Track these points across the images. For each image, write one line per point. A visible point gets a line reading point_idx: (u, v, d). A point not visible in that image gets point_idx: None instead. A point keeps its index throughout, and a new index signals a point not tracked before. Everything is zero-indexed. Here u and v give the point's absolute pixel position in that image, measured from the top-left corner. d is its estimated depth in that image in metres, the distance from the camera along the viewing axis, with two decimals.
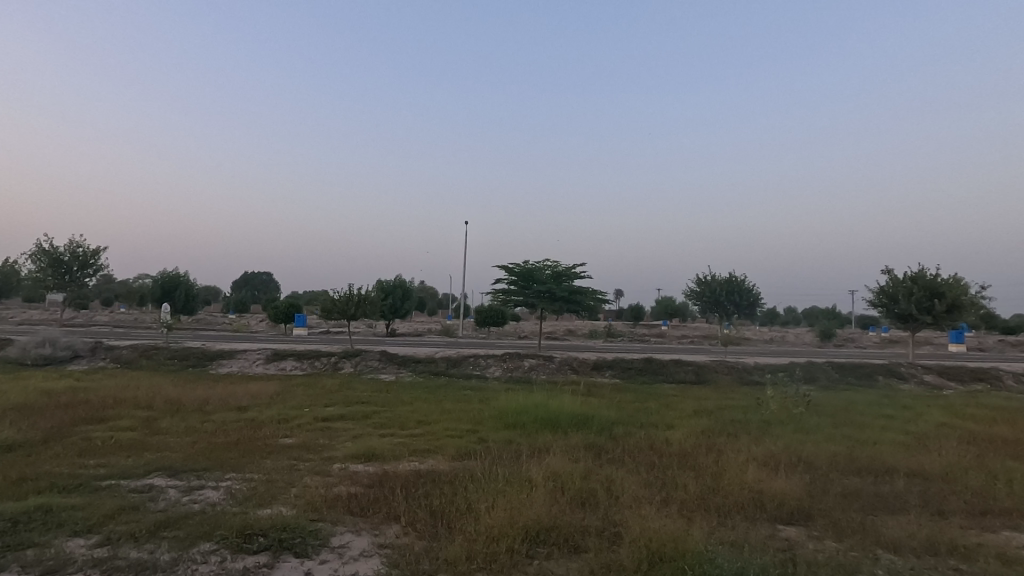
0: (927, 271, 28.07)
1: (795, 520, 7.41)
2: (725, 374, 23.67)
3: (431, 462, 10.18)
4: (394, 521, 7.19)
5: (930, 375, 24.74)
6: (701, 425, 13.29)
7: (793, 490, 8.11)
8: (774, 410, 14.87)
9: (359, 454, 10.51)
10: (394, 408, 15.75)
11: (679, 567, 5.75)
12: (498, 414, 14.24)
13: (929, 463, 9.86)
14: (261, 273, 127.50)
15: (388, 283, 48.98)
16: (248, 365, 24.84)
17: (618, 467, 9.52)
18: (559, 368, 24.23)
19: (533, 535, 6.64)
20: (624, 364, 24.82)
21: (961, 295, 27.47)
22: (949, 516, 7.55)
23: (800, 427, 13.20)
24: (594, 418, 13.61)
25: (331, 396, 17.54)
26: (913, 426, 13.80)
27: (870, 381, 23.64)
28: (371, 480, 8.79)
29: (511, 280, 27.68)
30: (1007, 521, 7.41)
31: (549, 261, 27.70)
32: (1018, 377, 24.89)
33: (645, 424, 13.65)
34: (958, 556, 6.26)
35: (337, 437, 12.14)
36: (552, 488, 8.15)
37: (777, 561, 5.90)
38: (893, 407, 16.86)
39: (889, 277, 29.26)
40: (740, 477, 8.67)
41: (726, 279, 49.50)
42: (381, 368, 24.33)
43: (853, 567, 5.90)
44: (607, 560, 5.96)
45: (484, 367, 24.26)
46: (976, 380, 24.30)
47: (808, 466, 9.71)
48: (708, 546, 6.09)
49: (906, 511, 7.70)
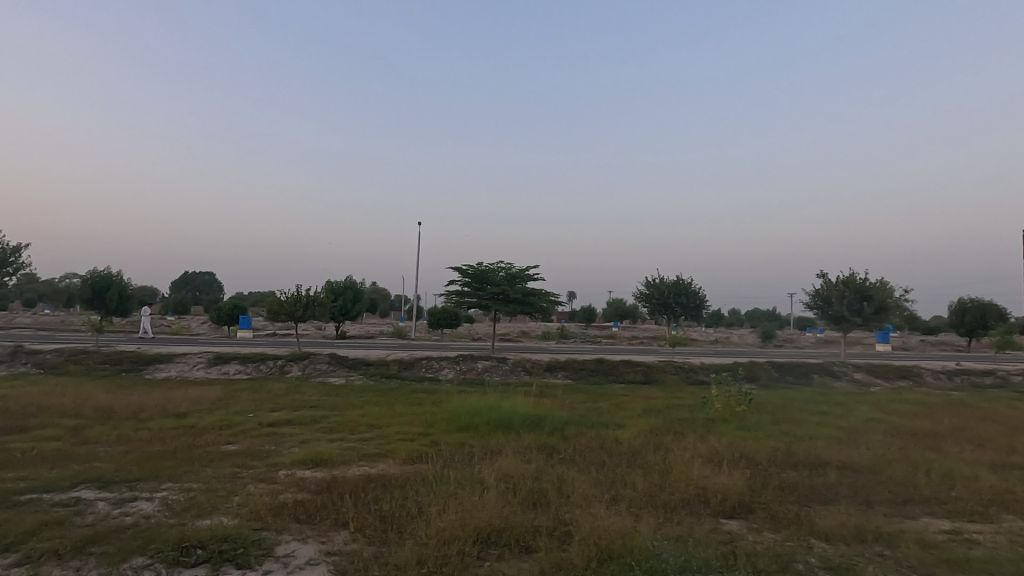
0: (857, 275, 29.88)
1: (736, 513, 7.74)
2: (672, 374, 24.40)
3: (382, 466, 10.01)
4: (343, 527, 7.05)
5: (861, 373, 26.28)
6: (649, 424, 13.62)
7: (735, 485, 8.45)
8: (718, 410, 15.43)
9: (306, 459, 10.20)
10: (345, 411, 15.40)
11: (625, 563, 5.90)
12: (451, 416, 14.18)
13: (858, 456, 10.47)
14: (204, 274, 120.87)
15: (338, 283, 47.48)
16: (188, 369, 23.69)
17: (570, 467, 9.64)
18: (513, 369, 24.28)
19: (484, 535, 6.65)
20: (576, 364, 25.15)
21: (888, 297, 29.22)
22: (875, 505, 8.05)
23: (743, 425, 13.77)
24: (547, 419, 13.74)
25: (277, 401, 16.94)
26: (843, 421, 14.60)
27: (806, 379, 24.93)
28: (319, 485, 8.58)
29: (465, 282, 27.57)
30: (925, 508, 7.97)
31: (503, 262, 27.77)
32: (936, 372, 26.87)
33: (596, 423, 13.92)
34: (883, 543, 6.68)
35: (284, 442, 11.76)
36: (503, 489, 8.20)
37: (719, 554, 6.12)
38: (827, 403, 17.82)
39: (824, 280, 30.95)
40: (685, 474, 8.97)
41: (674, 280, 50.90)
42: (331, 371, 23.73)
43: (788, 556, 6.19)
44: (557, 560, 6.02)
45: (437, 369, 24.08)
46: (900, 377, 26.04)
47: (749, 461, 10.15)
48: (655, 542, 6.28)
49: (837, 501, 8.17)
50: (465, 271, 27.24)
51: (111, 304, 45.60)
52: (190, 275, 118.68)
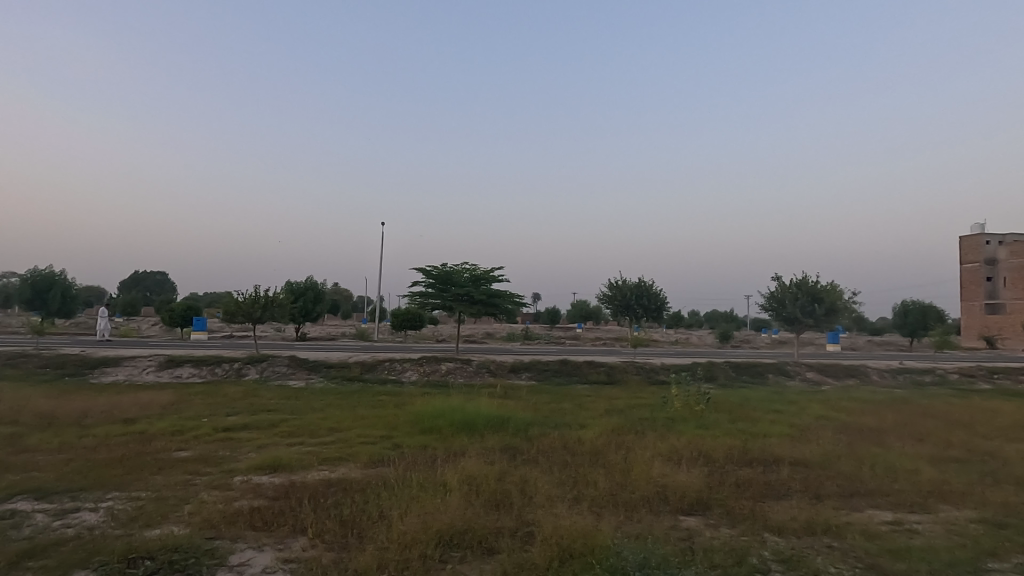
0: (809, 278, 31.06)
1: (694, 510, 7.92)
2: (634, 375, 24.82)
3: (343, 470, 9.83)
4: (301, 533, 6.89)
5: (812, 372, 27.34)
6: (611, 424, 13.82)
7: (693, 483, 8.66)
8: (677, 409, 15.79)
9: (263, 464, 9.92)
10: (305, 415, 15.06)
11: (587, 562, 5.96)
12: (414, 418, 14.03)
13: (809, 452, 10.89)
14: (155, 274, 115.95)
15: (298, 283, 46.40)
16: (137, 373, 22.69)
17: (532, 468, 9.70)
18: (477, 371, 24.21)
19: (446, 538, 6.62)
20: (540, 366, 25.27)
21: (837, 299, 30.49)
22: (824, 499, 8.39)
23: (702, 423, 14.11)
24: (510, 420, 13.76)
25: (233, 405, 16.41)
26: (796, 419, 15.15)
27: (762, 378, 25.76)
28: (277, 491, 8.35)
29: (429, 282, 27.37)
30: (871, 500, 8.36)
31: (468, 263, 27.67)
32: (882, 371, 28.18)
33: (559, 424, 14.03)
34: (831, 534, 6.97)
35: (240, 447, 11.41)
36: (465, 491, 8.18)
37: (677, 550, 6.26)
38: (781, 402, 18.46)
39: (778, 283, 32.05)
40: (645, 472, 9.14)
41: (635, 282, 51.73)
42: (290, 373, 23.14)
43: (742, 550, 6.38)
44: (519, 560, 6.03)
45: (400, 371, 23.81)
46: (849, 376, 27.22)
47: (706, 459, 10.42)
48: (616, 540, 6.38)
49: (789, 496, 8.48)
50: (429, 272, 27.06)
51: (54, 304, 43.30)
52: (139, 275, 113.73)
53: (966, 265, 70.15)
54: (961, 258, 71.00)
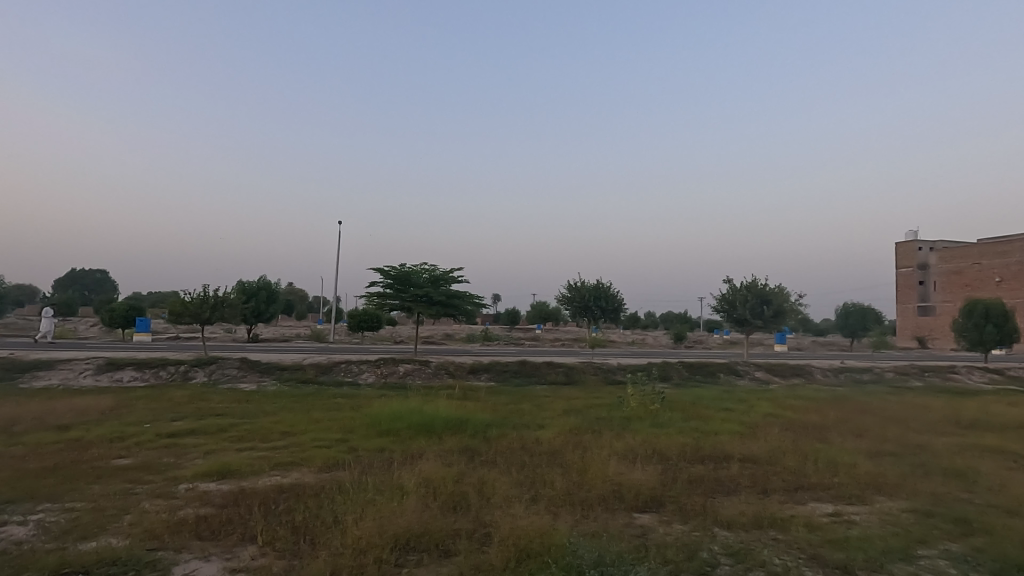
0: (758, 281, 32.25)
1: (648, 507, 8.10)
2: (591, 375, 25.20)
3: (296, 475, 9.56)
4: (250, 541, 6.67)
5: (761, 371, 28.42)
6: (569, 424, 13.96)
7: (647, 481, 8.86)
8: (633, 408, 16.13)
9: (211, 471, 9.54)
10: (256, 419, 14.58)
11: (543, 561, 6.00)
12: (371, 421, 13.81)
13: (757, 449, 11.32)
14: (95, 273, 109.92)
15: (251, 283, 44.96)
16: (73, 377, 21.46)
17: (491, 469, 9.71)
18: (436, 372, 24.03)
19: (403, 542, 6.54)
20: (500, 367, 25.31)
21: (784, 302, 31.79)
22: (771, 494, 8.73)
23: (656, 422, 14.45)
24: (469, 421, 13.74)
25: (179, 409, 15.72)
26: (745, 417, 15.72)
27: (714, 378, 26.61)
28: (225, 498, 8.06)
29: (387, 283, 27.00)
30: (813, 494, 8.76)
31: (427, 264, 27.42)
32: (825, 370, 29.57)
33: (518, 424, 14.10)
34: (776, 527, 7.27)
35: (186, 454, 10.95)
36: (423, 494, 8.11)
37: (631, 547, 6.39)
38: (731, 400, 19.10)
39: (729, 286, 33.16)
40: (602, 471, 9.29)
41: (594, 284, 52.52)
42: (241, 376, 22.36)
43: (693, 545, 6.57)
44: (476, 562, 6.03)
45: (357, 373, 23.37)
46: (794, 375, 28.44)
47: (661, 457, 10.67)
48: (572, 539, 6.46)
49: (738, 492, 8.78)
50: (388, 272, 26.69)
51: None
52: (78, 273, 107.65)
53: (901, 269, 74.56)
54: (897, 263, 75.35)
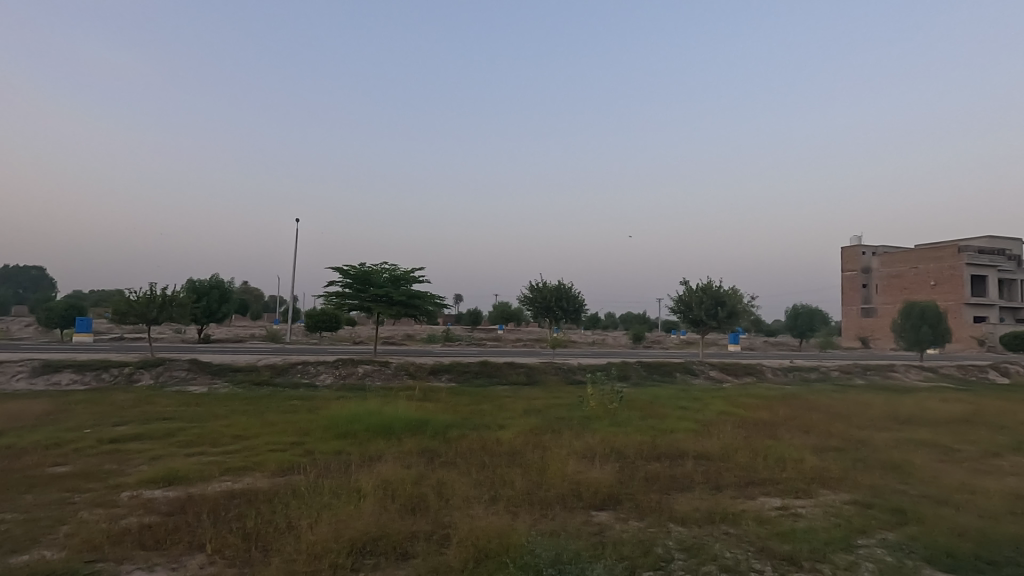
0: (714, 282, 33.16)
1: (605, 505, 8.22)
2: (552, 375, 25.39)
3: (248, 480, 9.26)
4: (198, 549, 6.42)
5: (715, 371, 29.26)
6: (529, 424, 14.02)
7: (605, 479, 9.00)
8: (592, 408, 16.35)
9: (156, 478, 9.13)
10: (206, 423, 14.03)
11: (501, 561, 6.01)
12: (328, 423, 13.52)
13: (711, 446, 11.65)
14: (30, 270, 103.61)
15: (202, 282, 43.30)
16: (5, 380, 20.14)
17: (450, 470, 9.66)
18: (396, 373, 23.72)
19: (359, 546, 6.43)
20: (461, 367, 25.19)
21: (737, 303, 32.81)
22: (723, 489, 9.00)
23: (615, 421, 14.68)
24: (429, 422, 13.63)
25: (122, 413, 14.99)
26: (700, 415, 16.16)
27: (671, 377, 27.24)
28: (172, 505, 7.73)
29: (346, 283, 26.50)
30: (763, 489, 9.07)
31: (387, 264, 27.04)
32: (775, 369, 30.70)
33: (479, 425, 14.07)
34: (727, 522, 7.50)
35: (130, 460, 10.45)
36: (380, 497, 8.00)
37: (589, 545, 6.48)
38: (687, 399, 19.59)
39: (686, 287, 34.01)
40: (561, 471, 9.38)
41: (555, 285, 52.93)
42: (191, 378, 21.50)
43: (649, 542, 6.70)
44: (434, 564, 5.98)
45: (314, 374, 22.82)
46: (747, 374, 29.41)
47: (618, 456, 10.85)
48: (529, 538, 6.51)
49: (692, 488, 9.03)
50: (346, 272, 26.19)
51: None
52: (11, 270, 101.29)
53: (846, 273, 78.14)
54: (842, 266, 78.91)
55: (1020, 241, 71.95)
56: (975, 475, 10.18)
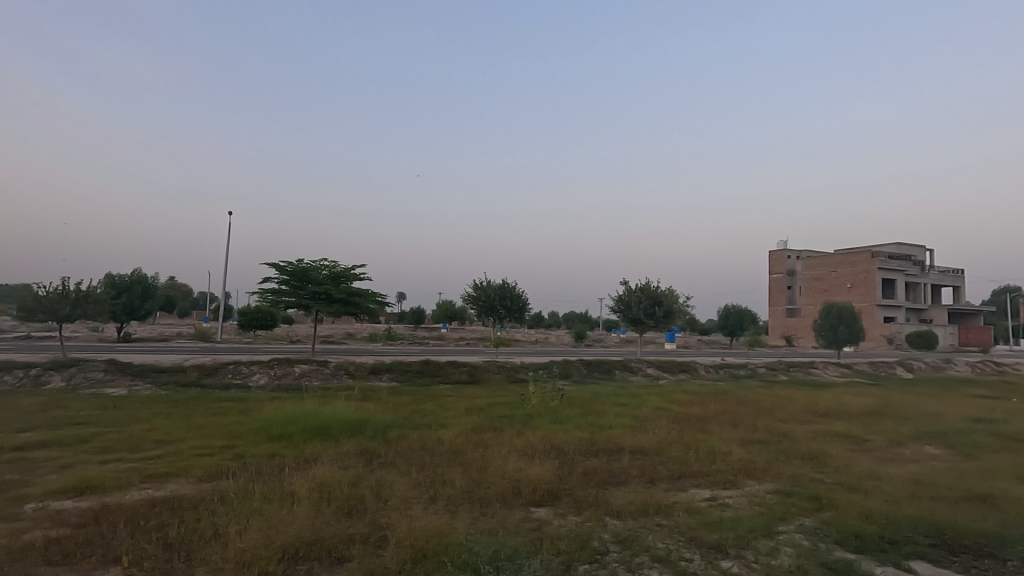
0: (652, 283, 34.26)
1: (545, 501, 8.33)
2: (495, 373, 25.46)
3: (171, 487, 8.74)
4: (114, 563, 6.00)
5: (652, 368, 30.27)
6: (471, 422, 14.01)
7: (545, 475, 9.13)
8: (534, 405, 16.53)
9: (66, 488, 8.45)
10: (126, 427, 13.13)
11: (440, 560, 5.97)
12: (261, 425, 12.98)
13: (646, 441, 12.05)
14: None
15: (122, 277, 40.48)
16: None
17: (389, 470, 9.50)
18: (335, 372, 23.07)
19: (292, 551, 6.21)
20: (402, 366, 24.82)
21: (673, 303, 34.06)
22: (657, 482, 9.32)
23: (555, 418, 14.89)
24: (368, 422, 13.35)
25: (27, 419, 13.79)
26: (637, 411, 16.65)
27: (610, 374, 27.94)
28: (84, 517, 7.17)
29: (282, 279, 25.51)
30: (694, 481, 9.48)
31: (327, 260, 26.24)
32: (708, 367, 32.12)
33: (419, 424, 13.90)
34: (660, 513, 7.78)
35: (37, 469, 9.63)
36: (316, 500, 7.75)
37: (527, 541, 6.55)
38: (626, 396, 20.16)
39: (626, 288, 34.98)
40: (501, 468, 9.42)
41: (499, 284, 53.08)
42: (109, 380, 20.06)
43: (586, 536, 6.84)
44: (371, 566, 5.87)
45: (247, 375, 21.84)
46: (682, 371, 30.62)
47: (558, 452, 11.01)
48: (469, 537, 6.50)
49: (628, 482, 9.29)
50: (283, 268, 25.23)
51: None
52: None
53: (773, 275, 82.78)
54: (770, 269, 83.53)
55: (924, 248, 78.65)
56: (882, 462, 11.05)
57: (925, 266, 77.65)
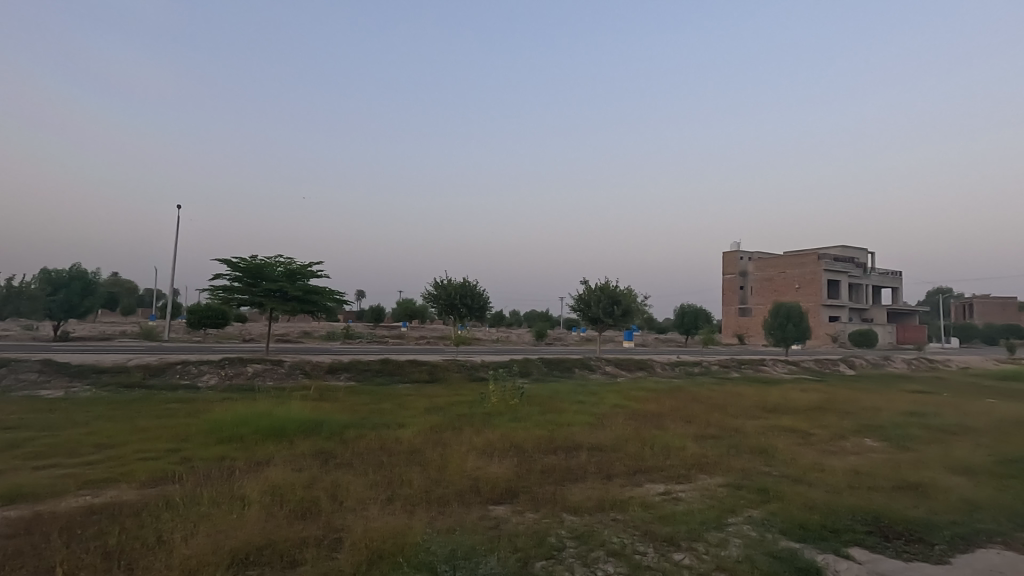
0: (611, 282, 34.80)
1: (503, 499, 8.35)
2: (455, 372, 25.35)
3: (112, 493, 8.32)
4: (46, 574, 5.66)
5: (611, 366, 30.77)
6: (430, 422, 13.90)
7: (503, 474, 9.15)
8: (494, 404, 16.55)
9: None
10: (62, 431, 12.42)
11: (395, 561, 5.90)
12: (211, 427, 12.52)
13: (604, 438, 12.24)
14: None
15: (59, 272, 38.20)
16: None
17: (346, 471, 9.33)
18: (290, 372, 22.47)
19: (242, 556, 6.02)
20: (361, 366, 24.40)
21: (631, 302, 34.68)
22: (613, 478, 9.48)
23: (515, 417, 14.93)
24: (324, 422, 13.06)
25: None
26: (595, 408, 16.90)
27: (569, 373, 28.25)
28: (13, 527, 6.75)
29: (234, 276, 24.64)
30: (649, 476, 9.69)
31: (282, 257, 25.49)
32: (664, 364, 32.90)
33: (377, 424, 13.70)
34: (616, 508, 7.92)
35: None
36: (268, 503, 7.53)
37: (484, 539, 6.55)
38: (584, 394, 20.42)
39: (586, 287, 35.43)
40: (460, 467, 9.39)
41: (460, 282, 52.84)
42: (44, 381, 18.93)
43: (543, 532, 6.90)
44: (324, 569, 5.75)
45: (196, 375, 21.01)
46: (639, 369, 31.26)
47: (517, 450, 11.06)
48: (425, 536, 6.45)
49: (585, 478, 9.42)
50: (235, 264, 24.37)
51: None
52: None
53: (727, 276, 85.47)
54: (724, 270, 86.19)
55: (866, 251, 82.82)
56: (826, 455, 11.57)
57: (867, 268, 81.75)
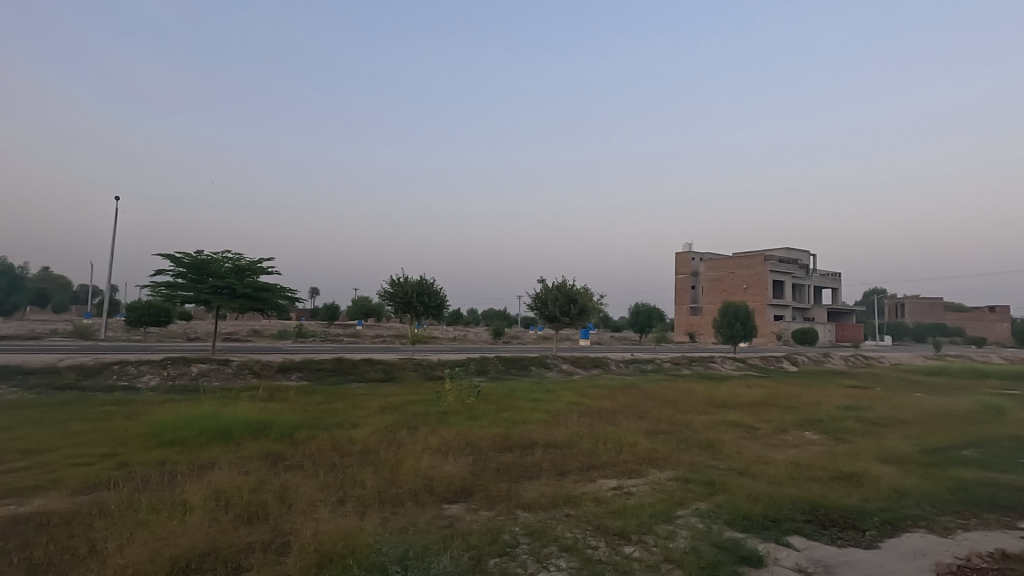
0: (568, 281, 35.19)
1: (457, 497, 8.31)
2: (411, 371, 25.07)
3: (39, 502, 7.80)
4: None
5: (567, 364, 31.13)
6: (385, 421, 13.70)
7: (458, 472, 9.12)
8: (449, 403, 16.46)
9: None
10: None
11: (346, 563, 5.78)
12: (151, 429, 11.93)
13: (559, 435, 12.37)
14: None
15: None
16: None
17: (296, 473, 9.08)
18: (238, 372, 21.67)
19: (183, 564, 5.76)
20: (313, 365, 23.79)
21: (587, 301, 35.17)
22: (567, 475, 9.59)
23: (471, 415, 14.89)
24: (274, 423, 12.67)
25: None
26: (551, 406, 17.05)
27: (526, 371, 28.41)
28: None
29: (178, 272, 23.57)
30: (602, 471, 9.85)
31: (231, 253, 24.55)
32: (619, 362, 33.55)
33: (330, 424, 13.39)
34: (569, 504, 8.02)
35: None
36: (212, 508, 7.25)
37: (438, 538, 6.51)
38: (540, 391, 20.59)
39: (543, 286, 35.71)
40: (414, 467, 9.29)
41: (417, 280, 52.30)
42: None
43: (497, 530, 6.91)
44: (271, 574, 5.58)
45: (135, 376, 19.97)
46: (594, 366, 31.76)
47: (472, 449, 11.03)
48: (377, 537, 6.35)
49: (540, 475, 9.49)
50: (179, 260, 23.31)
51: None
52: None
53: (679, 276, 87.90)
54: (677, 270, 88.59)
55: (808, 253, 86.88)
56: (769, 448, 12.08)
57: (809, 270, 85.76)
